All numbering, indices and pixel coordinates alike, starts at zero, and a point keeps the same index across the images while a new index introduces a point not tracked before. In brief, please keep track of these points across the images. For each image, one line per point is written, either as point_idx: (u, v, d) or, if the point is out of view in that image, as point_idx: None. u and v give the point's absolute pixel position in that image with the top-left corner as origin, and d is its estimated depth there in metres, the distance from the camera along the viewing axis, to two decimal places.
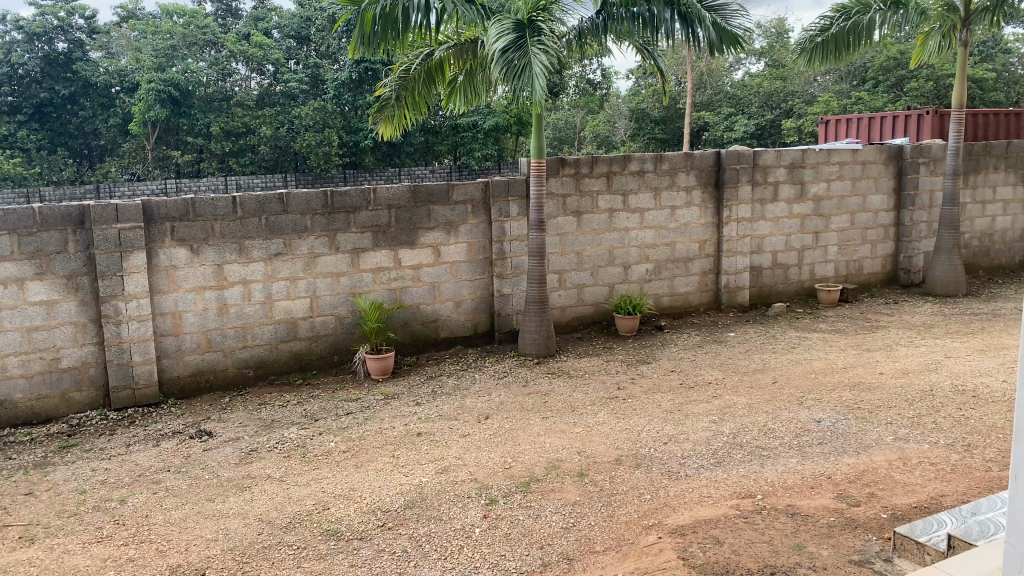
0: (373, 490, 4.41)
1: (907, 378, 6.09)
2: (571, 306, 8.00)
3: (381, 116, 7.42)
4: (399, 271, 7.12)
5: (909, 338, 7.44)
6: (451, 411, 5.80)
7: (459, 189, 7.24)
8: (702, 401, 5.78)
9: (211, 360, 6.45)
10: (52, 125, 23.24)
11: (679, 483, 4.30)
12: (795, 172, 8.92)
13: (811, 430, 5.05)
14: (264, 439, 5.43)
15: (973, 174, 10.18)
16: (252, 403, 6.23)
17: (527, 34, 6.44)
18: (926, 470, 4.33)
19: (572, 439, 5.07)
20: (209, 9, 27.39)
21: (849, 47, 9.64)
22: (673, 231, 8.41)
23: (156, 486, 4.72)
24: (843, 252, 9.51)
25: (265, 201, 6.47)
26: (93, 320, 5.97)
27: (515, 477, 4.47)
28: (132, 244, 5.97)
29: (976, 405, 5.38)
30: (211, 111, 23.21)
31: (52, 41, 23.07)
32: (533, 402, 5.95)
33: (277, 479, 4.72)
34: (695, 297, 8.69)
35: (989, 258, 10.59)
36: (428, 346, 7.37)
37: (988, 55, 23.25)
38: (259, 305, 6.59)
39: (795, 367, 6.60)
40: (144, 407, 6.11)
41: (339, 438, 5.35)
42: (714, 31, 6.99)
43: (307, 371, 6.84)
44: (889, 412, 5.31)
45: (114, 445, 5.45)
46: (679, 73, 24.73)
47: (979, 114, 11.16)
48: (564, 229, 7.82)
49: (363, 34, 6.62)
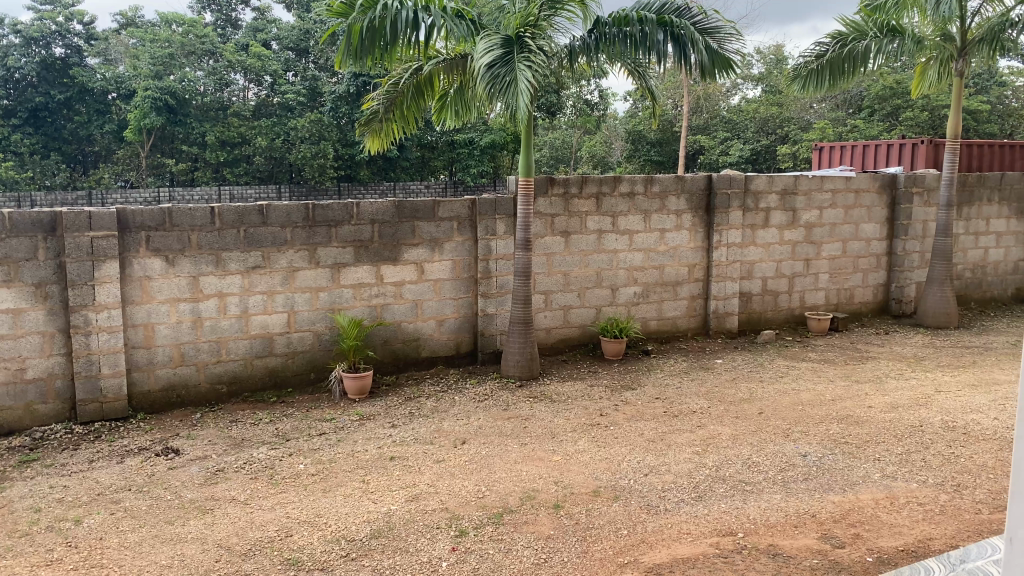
0: (339, 517, 4.23)
1: (897, 413, 5.93)
2: (557, 328, 7.85)
3: (369, 129, 7.27)
4: (381, 287, 6.97)
5: (899, 370, 7.30)
6: (427, 435, 5.62)
7: (445, 206, 7.12)
8: (686, 430, 5.62)
9: (183, 375, 6.27)
10: (46, 130, 22.94)
11: (658, 518, 4.13)
12: (787, 199, 8.82)
13: (797, 464, 4.89)
14: (231, 458, 5.24)
15: (967, 206, 10.10)
16: (223, 420, 6.05)
17: (515, 50, 6.33)
18: (913, 510, 4.17)
19: (550, 468, 4.90)
20: (210, 20, 27.42)
21: (844, 74, 9.61)
22: (662, 254, 8.27)
23: (114, 506, 4.52)
24: (834, 280, 9.40)
25: (244, 213, 6.32)
26: (62, 330, 5.78)
27: (488, 508, 4.30)
28: (106, 252, 5.80)
29: (967, 443, 5.24)
30: (207, 120, 23.12)
31: (50, 46, 22.97)
32: (512, 427, 5.78)
33: (241, 502, 4.53)
34: (683, 322, 8.55)
35: (982, 290, 10.49)
36: (408, 365, 7.21)
37: (983, 87, 23.43)
38: (235, 320, 6.42)
39: (783, 398, 6.44)
40: (112, 422, 5.92)
41: (310, 460, 5.17)
42: (707, 54, 6.91)
43: (282, 389, 6.66)
44: (876, 448, 5.15)
45: (75, 460, 5.26)
46: (676, 96, 24.60)
47: (974, 144, 11.11)
48: (551, 249, 7.68)
49: (349, 47, 6.45)
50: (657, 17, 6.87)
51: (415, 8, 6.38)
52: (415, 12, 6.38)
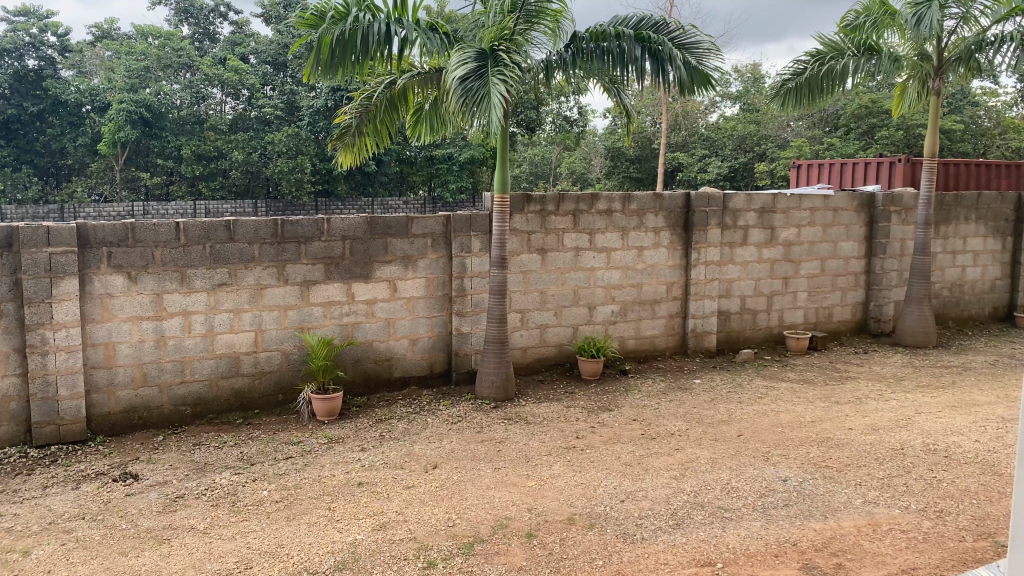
0: (302, 548, 4.05)
1: (877, 435, 5.84)
2: (533, 347, 7.70)
3: (341, 144, 7.13)
4: (352, 306, 6.80)
5: (879, 391, 7.21)
6: (398, 459, 5.44)
7: (419, 222, 6.97)
8: (663, 453, 5.49)
9: (145, 396, 6.05)
10: (19, 142, 22.65)
11: (635, 547, 3.98)
12: (765, 217, 8.77)
13: (776, 489, 4.77)
14: (192, 484, 5.03)
15: (944, 224, 10.10)
16: (186, 443, 5.83)
17: (488, 64, 6.21)
18: (897, 538, 4.05)
19: (524, 495, 4.74)
20: (186, 32, 27.11)
21: (822, 92, 9.57)
22: (640, 272, 8.17)
23: (65, 536, 4.30)
24: (813, 299, 9.34)
25: (210, 228, 6.13)
26: (17, 349, 5.56)
27: (458, 538, 4.13)
28: (64, 269, 5.59)
29: (949, 467, 5.14)
30: (183, 134, 22.93)
31: (22, 57, 22.72)
32: (486, 450, 5.61)
33: (200, 531, 4.33)
34: (661, 341, 8.43)
35: (959, 309, 10.48)
36: (380, 386, 7.02)
37: (957, 106, 23.60)
38: (199, 339, 6.21)
39: (762, 419, 6.33)
40: (69, 445, 5.69)
41: (274, 486, 4.97)
42: (686, 70, 6.82)
43: (248, 410, 6.46)
44: (858, 473, 5.04)
45: (28, 486, 5.03)
46: (655, 113, 24.62)
47: (950, 164, 11.15)
48: (527, 267, 7.54)
49: (319, 59, 6.27)
50: (634, 33, 6.80)
51: (388, 21, 6.29)
52: (387, 25, 6.29)
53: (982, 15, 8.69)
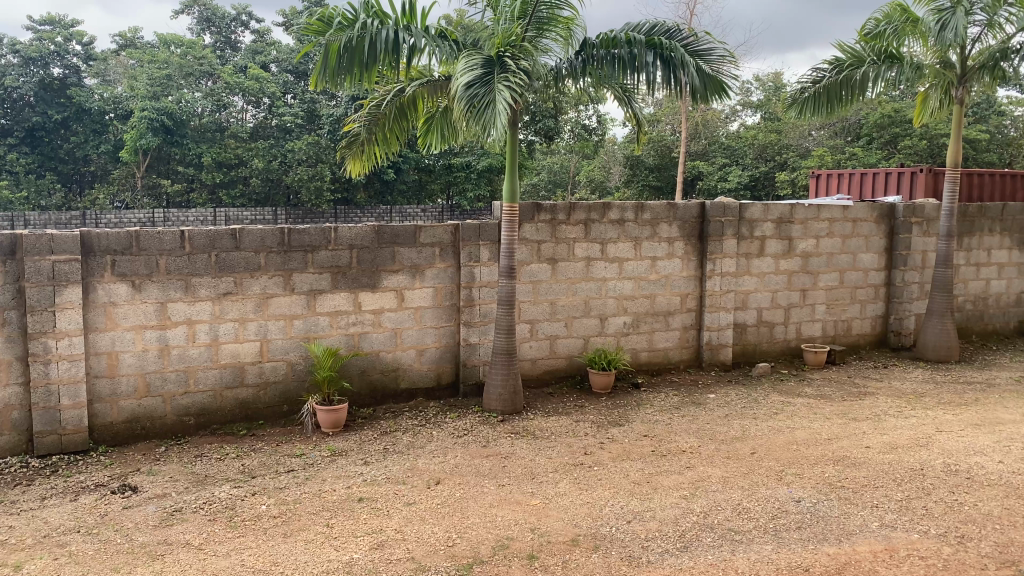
0: (296, 567, 3.93)
1: (895, 454, 5.65)
2: (543, 359, 7.57)
3: (350, 153, 7.06)
4: (359, 316, 6.70)
5: (899, 408, 7.00)
6: (401, 474, 5.33)
7: (427, 231, 6.87)
8: (674, 471, 5.34)
9: (148, 406, 5.99)
10: (43, 150, 22.78)
11: (640, 571, 3.83)
12: (782, 227, 8.59)
13: (789, 511, 4.60)
14: (191, 497, 4.94)
15: (967, 236, 9.87)
16: (188, 454, 5.75)
17: (495, 71, 6.10)
18: (915, 565, 3.87)
19: (527, 514, 4.60)
20: (209, 40, 27.31)
21: (842, 100, 9.40)
22: (653, 282, 8.02)
23: (59, 550, 4.22)
24: (831, 311, 9.14)
25: (216, 237, 6.07)
26: (19, 358, 5.50)
27: (457, 559, 4.00)
28: (67, 277, 5.53)
29: (971, 489, 4.95)
30: (204, 141, 23.02)
31: (49, 66, 22.70)
32: (490, 466, 5.49)
33: (195, 546, 4.24)
34: (674, 353, 8.27)
35: (983, 323, 10.23)
36: (386, 398, 6.93)
37: (983, 116, 23.22)
38: (204, 348, 6.14)
39: (777, 436, 6.15)
40: (71, 455, 5.62)
41: (273, 501, 4.87)
42: (698, 77, 6.68)
43: (253, 421, 6.38)
44: (875, 494, 4.87)
45: (26, 498, 4.96)
46: (675, 122, 24.43)
47: (974, 173, 10.93)
48: (537, 277, 7.42)
49: (326, 67, 6.19)
50: (646, 39, 6.65)
51: (396, 27, 6.22)
52: (395, 32, 6.21)
53: (1007, 21, 8.47)
